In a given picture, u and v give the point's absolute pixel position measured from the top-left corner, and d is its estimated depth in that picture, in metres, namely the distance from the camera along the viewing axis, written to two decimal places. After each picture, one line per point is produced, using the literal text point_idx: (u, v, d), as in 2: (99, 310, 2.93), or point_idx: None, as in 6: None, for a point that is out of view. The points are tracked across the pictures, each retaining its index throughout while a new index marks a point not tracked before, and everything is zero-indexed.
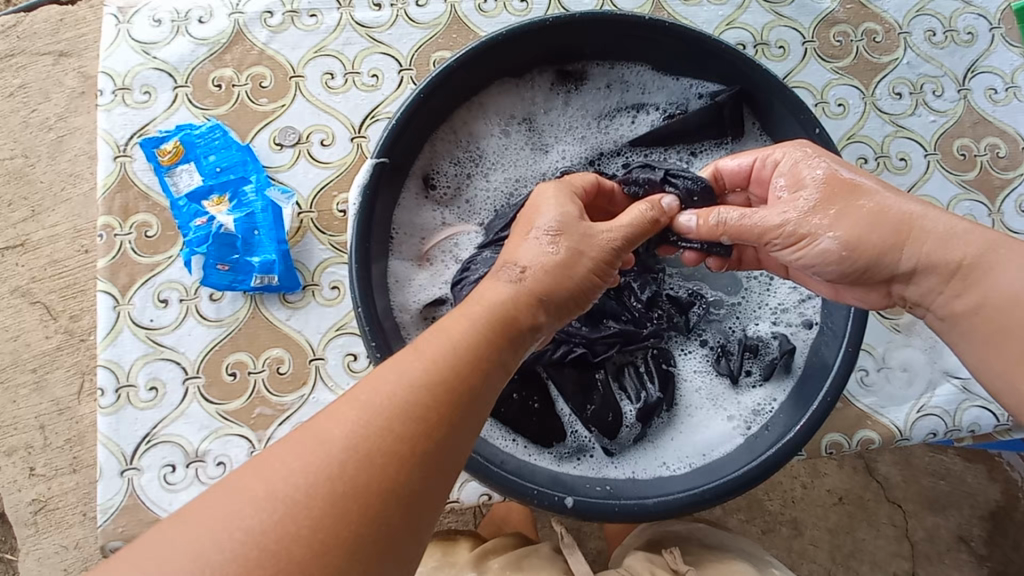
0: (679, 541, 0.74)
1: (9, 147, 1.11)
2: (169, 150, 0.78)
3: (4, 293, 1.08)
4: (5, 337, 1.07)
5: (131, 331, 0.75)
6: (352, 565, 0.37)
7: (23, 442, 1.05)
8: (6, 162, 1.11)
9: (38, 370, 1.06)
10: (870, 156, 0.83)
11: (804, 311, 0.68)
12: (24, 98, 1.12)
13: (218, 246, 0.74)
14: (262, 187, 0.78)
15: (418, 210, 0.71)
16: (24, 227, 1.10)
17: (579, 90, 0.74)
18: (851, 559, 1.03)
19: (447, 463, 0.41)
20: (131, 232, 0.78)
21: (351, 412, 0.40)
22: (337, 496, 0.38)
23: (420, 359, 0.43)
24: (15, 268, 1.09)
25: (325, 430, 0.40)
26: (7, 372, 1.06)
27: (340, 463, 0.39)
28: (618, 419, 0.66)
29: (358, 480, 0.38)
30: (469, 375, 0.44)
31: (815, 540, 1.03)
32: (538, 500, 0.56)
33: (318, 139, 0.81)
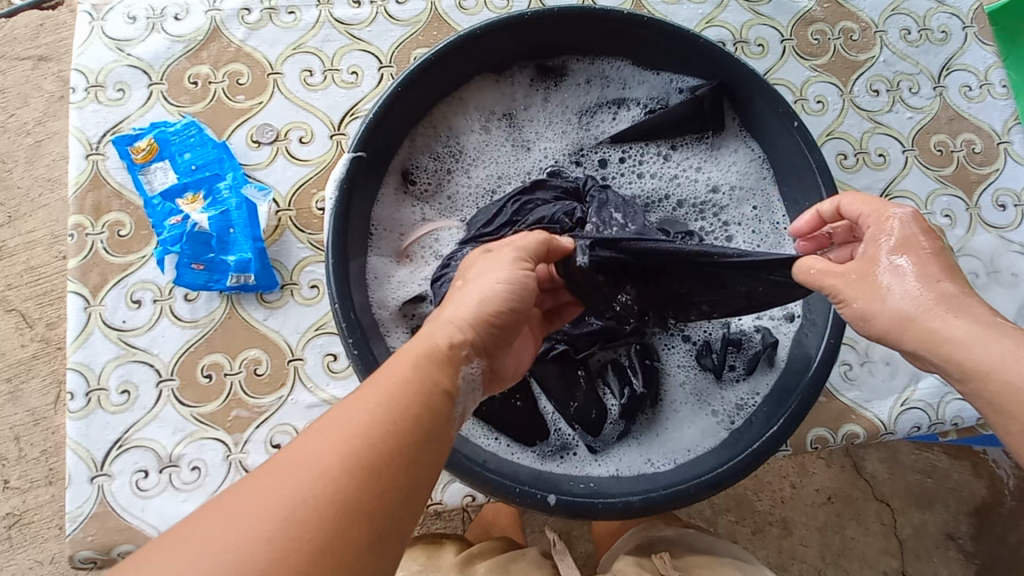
0: (667, 544, 0.73)
1: None
2: (143, 147, 0.77)
3: None
4: None
5: (102, 333, 0.73)
6: (347, 552, 0.35)
7: None
8: None
9: (13, 379, 1.03)
10: (849, 152, 0.84)
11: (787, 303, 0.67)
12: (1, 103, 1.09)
13: (192, 244, 0.73)
14: (238, 185, 0.77)
15: (398, 206, 0.70)
16: None
17: (559, 87, 0.74)
18: (841, 558, 1.03)
19: (419, 481, 0.40)
20: (103, 231, 0.76)
21: (319, 442, 0.38)
22: (301, 515, 0.35)
23: (406, 358, 0.44)
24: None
25: (296, 458, 0.38)
26: None
27: (320, 490, 0.36)
28: (601, 415, 0.65)
29: (322, 499, 0.36)
30: (420, 392, 0.43)
31: (805, 540, 1.03)
32: (521, 497, 0.55)
33: (297, 136, 0.80)
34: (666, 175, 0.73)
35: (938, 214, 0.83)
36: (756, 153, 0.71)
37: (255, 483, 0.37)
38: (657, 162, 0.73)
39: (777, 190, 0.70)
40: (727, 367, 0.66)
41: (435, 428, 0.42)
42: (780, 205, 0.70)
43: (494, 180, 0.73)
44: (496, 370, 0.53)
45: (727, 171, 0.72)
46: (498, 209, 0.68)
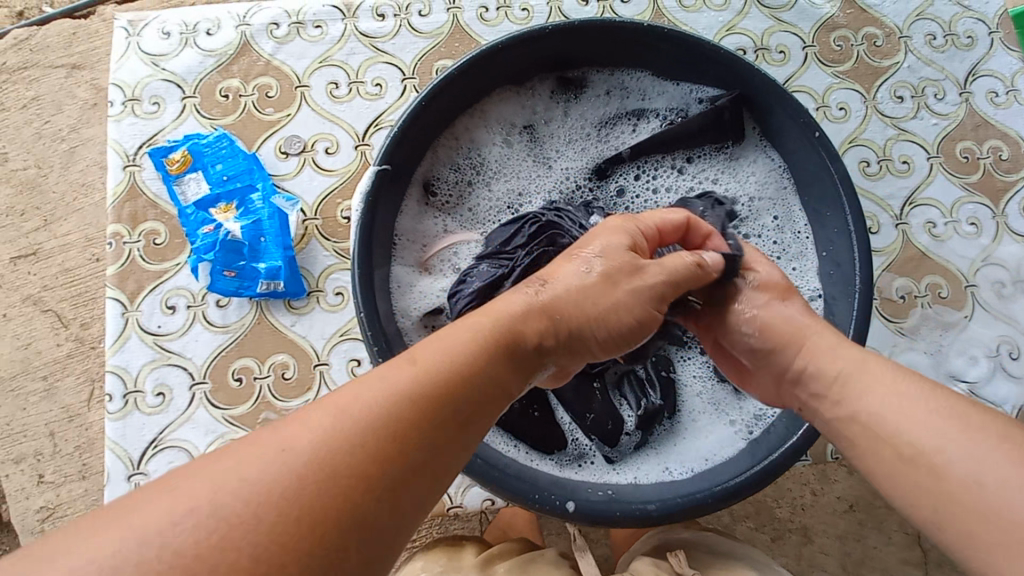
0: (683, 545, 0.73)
1: (23, 158, 1.13)
2: (177, 159, 0.80)
3: (16, 301, 1.10)
4: (17, 345, 1.09)
5: (139, 337, 0.76)
6: (345, 522, 0.33)
7: (33, 449, 1.06)
8: (19, 173, 1.13)
9: (49, 377, 1.08)
10: (872, 159, 0.83)
11: None
12: (37, 110, 1.14)
13: (225, 253, 0.76)
14: (268, 195, 0.79)
15: (420, 217, 0.72)
16: (36, 237, 1.12)
17: (579, 99, 0.75)
18: (862, 566, 1.02)
19: (437, 479, 0.37)
20: (140, 239, 0.79)
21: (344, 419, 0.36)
22: (314, 471, 0.34)
23: (466, 333, 0.43)
24: (27, 277, 1.11)
25: (333, 416, 0.36)
26: (18, 379, 1.08)
27: (337, 473, 0.34)
28: (617, 426, 0.66)
29: (341, 460, 0.34)
30: (467, 377, 0.41)
31: (824, 548, 1.02)
32: (539, 504, 0.56)
33: (323, 147, 0.82)
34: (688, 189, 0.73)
35: (964, 223, 0.82)
36: (775, 163, 0.71)
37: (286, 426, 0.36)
38: (673, 175, 0.74)
39: (797, 200, 0.70)
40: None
41: (469, 422, 0.40)
42: (801, 215, 0.70)
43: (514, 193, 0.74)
44: (564, 369, 0.50)
45: (746, 181, 0.73)
46: (516, 229, 0.68)
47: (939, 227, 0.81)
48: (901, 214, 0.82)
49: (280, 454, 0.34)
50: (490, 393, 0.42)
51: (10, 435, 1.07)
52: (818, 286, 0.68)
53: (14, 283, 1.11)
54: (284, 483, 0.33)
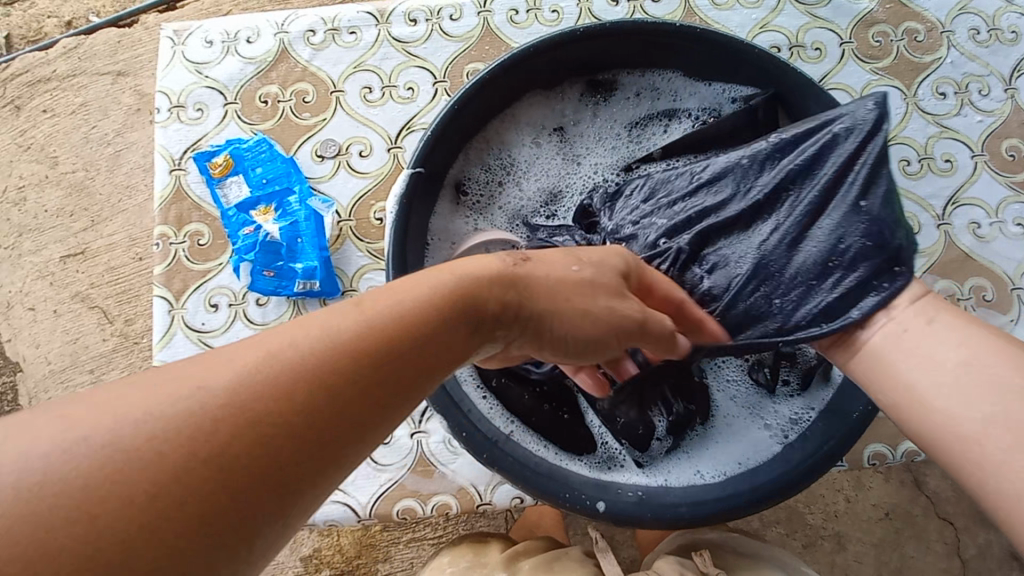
0: (707, 545, 0.72)
1: (72, 162, 1.19)
2: (220, 163, 0.83)
3: (67, 297, 1.17)
4: (67, 339, 1.15)
5: (183, 334, 0.80)
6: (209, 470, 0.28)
7: None
8: (70, 175, 1.19)
9: (96, 370, 1.13)
10: (913, 158, 0.81)
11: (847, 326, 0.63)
12: (85, 116, 1.20)
13: (264, 253, 0.79)
14: (305, 197, 0.82)
15: (452, 217, 0.73)
16: (84, 236, 1.17)
17: (609, 100, 0.75)
18: None
19: (331, 457, 0.31)
20: (185, 240, 0.83)
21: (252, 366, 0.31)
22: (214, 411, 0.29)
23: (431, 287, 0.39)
24: (76, 275, 1.17)
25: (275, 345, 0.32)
26: (68, 371, 1.14)
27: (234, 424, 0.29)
28: (648, 431, 0.65)
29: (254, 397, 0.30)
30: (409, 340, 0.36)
31: (859, 556, 1.00)
32: (570, 503, 0.57)
33: (356, 151, 0.84)
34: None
35: (1010, 223, 0.79)
36: None
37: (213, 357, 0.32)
38: None
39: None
40: (781, 376, 0.66)
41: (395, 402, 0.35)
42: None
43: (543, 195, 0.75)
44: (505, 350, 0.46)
45: None
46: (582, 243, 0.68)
47: (984, 227, 0.79)
48: (943, 215, 0.79)
49: (171, 398, 0.29)
50: (435, 352, 0.37)
51: None
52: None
53: (64, 280, 1.17)
54: (178, 434, 0.28)
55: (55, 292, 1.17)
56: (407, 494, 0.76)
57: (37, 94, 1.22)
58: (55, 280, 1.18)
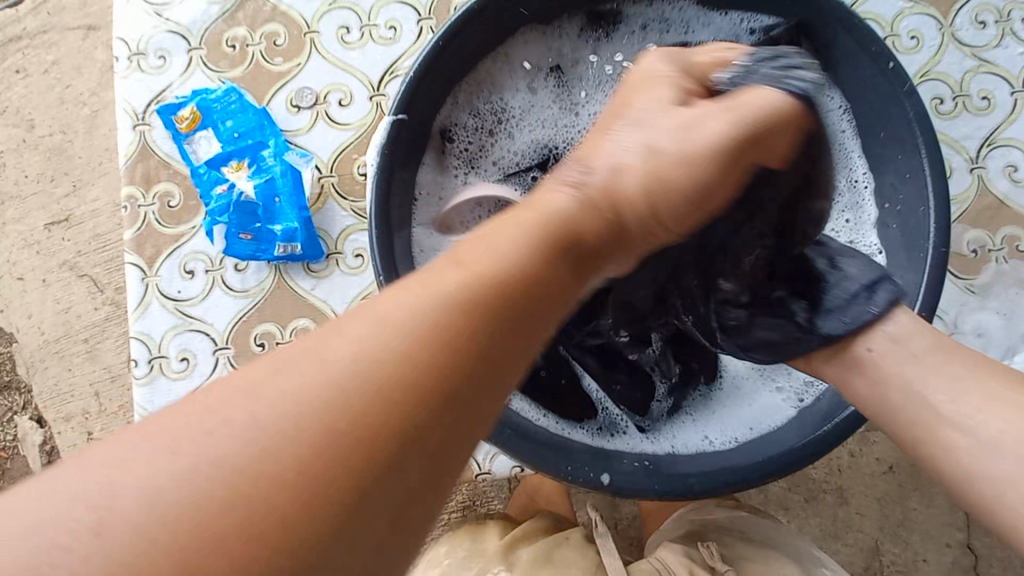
0: (717, 532, 0.67)
1: (49, 124, 1.11)
2: (186, 116, 0.76)
3: (55, 267, 1.11)
4: (59, 309, 1.10)
5: (159, 303, 0.75)
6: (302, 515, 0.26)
7: (81, 408, 1.09)
8: (46, 139, 1.12)
9: (90, 340, 1.08)
10: (947, 96, 0.73)
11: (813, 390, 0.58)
12: (58, 74, 1.11)
13: (240, 214, 0.72)
14: (280, 152, 0.75)
15: (439, 170, 0.66)
16: (67, 203, 1.11)
17: (612, 36, 0.68)
18: (901, 529, 0.96)
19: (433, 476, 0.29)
20: (154, 202, 0.76)
21: (322, 376, 0.28)
22: (290, 439, 0.27)
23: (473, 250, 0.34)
24: (61, 243, 1.11)
25: (355, 345, 0.29)
26: (62, 342, 1.10)
27: (308, 458, 0.27)
28: (647, 395, 0.61)
29: (343, 406, 0.28)
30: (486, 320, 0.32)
31: (861, 509, 0.96)
32: (571, 476, 0.53)
33: (336, 99, 0.77)
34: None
35: None
36: None
37: (286, 367, 0.29)
38: None
39: (859, 144, 0.62)
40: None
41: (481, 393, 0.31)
42: (861, 159, 0.62)
43: (534, 144, 0.68)
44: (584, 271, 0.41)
45: None
46: None
47: (1021, 170, 0.72)
48: (977, 157, 0.73)
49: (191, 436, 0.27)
50: (530, 326, 0.33)
51: (62, 395, 1.09)
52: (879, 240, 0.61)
53: (50, 249, 1.11)
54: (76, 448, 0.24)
55: (42, 261, 1.12)
56: None
57: (10, 53, 1.13)
58: (41, 248, 1.12)
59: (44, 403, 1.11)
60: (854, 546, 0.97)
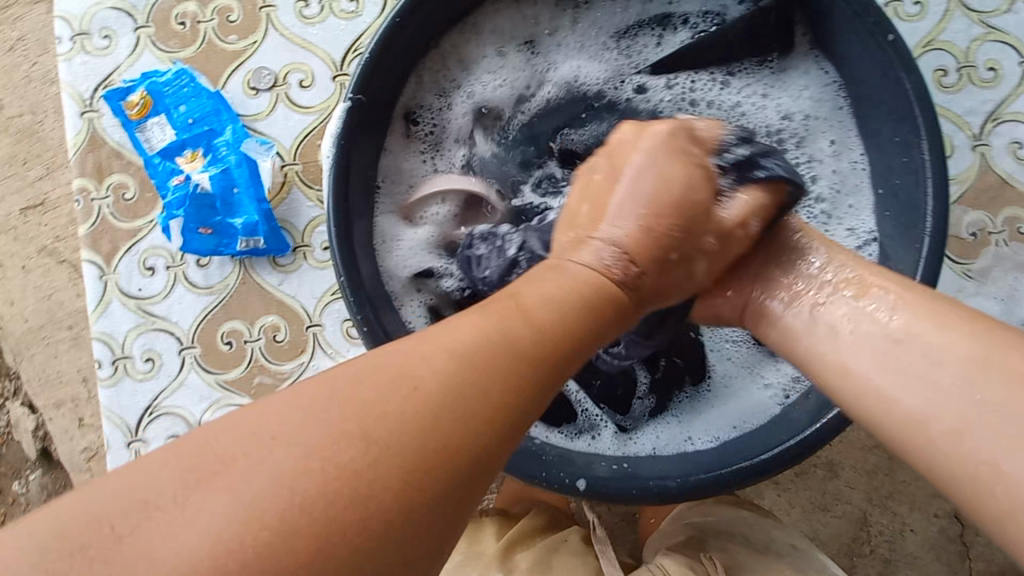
0: (717, 539, 0.65)
1: (16, 105, 1.05)
2: (136, 102, 0.71)
3: (33, 254, 1.05)
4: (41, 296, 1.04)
5: (120, 302, 0.71)
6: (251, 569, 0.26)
7: (70, 395, 1.02)
8: (15, 120, 1.05)
9: (74, 327, 1.02)
10: (951, 67, 0.68)
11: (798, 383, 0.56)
12: (23, 52, 1.05)
13: (196, 208, 0.69)
14: (237, 139, 0.70)
15: (404, 154, 0.61)
16: (41, 186, 1.05)
17: (590, 6, 0.62)
18: (889, 500, 0.89)
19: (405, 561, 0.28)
20: (108, 195, 0.72)
21: (432, 360, 0.30)
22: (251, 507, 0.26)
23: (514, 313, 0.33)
24: (39, 229, 1.06)
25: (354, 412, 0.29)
26: (47, 329, 1.03)
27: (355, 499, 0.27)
28: (628, 391, 0.59)
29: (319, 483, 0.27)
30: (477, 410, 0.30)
31: (851, 482, 0.89)
32: (547, 483, 0.50)
33: (296, 80, 0.72)
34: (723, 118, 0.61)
35: None
36: (831, 77, 0.59)
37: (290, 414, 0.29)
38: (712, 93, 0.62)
39: (855, 122, 0.58)
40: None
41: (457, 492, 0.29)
42: (859, 139, 0.58)
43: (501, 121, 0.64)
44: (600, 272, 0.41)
45: (799, 97, 0.61)
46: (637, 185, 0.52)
47: None
48: (981, 133, 0.68)
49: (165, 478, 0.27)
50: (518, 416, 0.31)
51: (49, 382, 1.03)
52: (875, 224, 0.57)
53: (25, 235, 1.06)
54: None
55: (20, 248, 1.06)
56: None
57: None
58: (17, 235, 1.06)
59: (33, 392, 1.05)
60: (842, 517, 0.90)
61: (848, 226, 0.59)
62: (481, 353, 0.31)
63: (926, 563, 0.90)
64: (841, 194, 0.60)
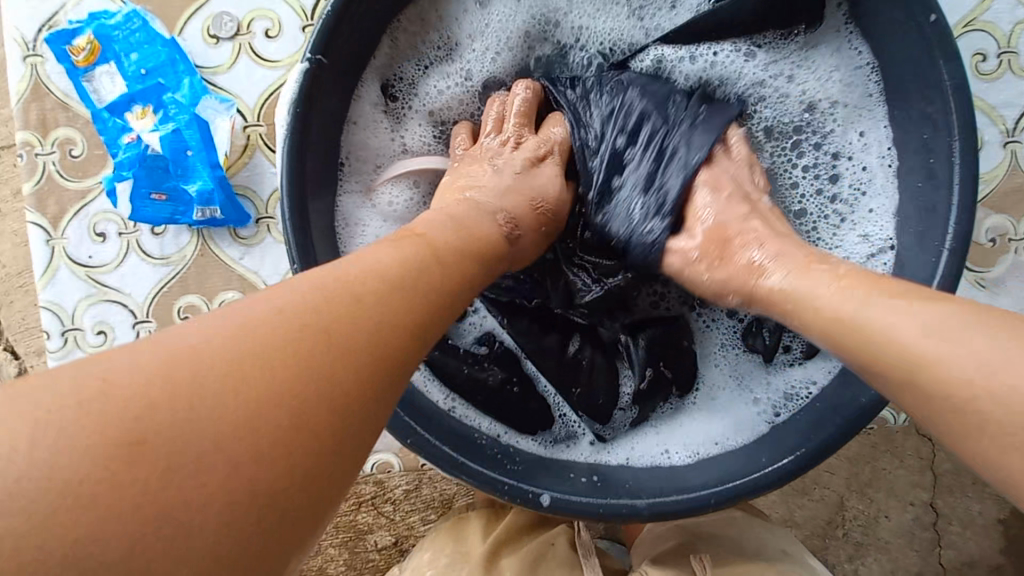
0: (707, 544, 0.60)
1: None
2: (82, 47, 0.63)
3: None
4: None
5: (69, 269, 0.66)
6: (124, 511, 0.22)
7: None
8: None
9: None
10: (991, 52, 0.61)
11: (793, 398, 0.51)
12: None
13: (148, 171, 0.63)
14: (194, 96, 0.64)
15: (374, 129, 0.55)
16: None
17: None
18: (868, 488, 0.84)
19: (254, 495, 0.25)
20: (54, 150, 0.66)
21: (368, 279, 0.30)
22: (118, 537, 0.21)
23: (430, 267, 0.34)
24: None
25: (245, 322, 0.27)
26: None
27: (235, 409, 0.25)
28: (609, 400, 0.54)
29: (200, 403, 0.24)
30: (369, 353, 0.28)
31: (832, 468, 0.84)
32: (510, 496, 0.46)
33: (262, 29, 0.64)
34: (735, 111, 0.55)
35: None
36: (863, 57, 0.51)
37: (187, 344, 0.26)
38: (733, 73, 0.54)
39: (884, 111, 0.51)
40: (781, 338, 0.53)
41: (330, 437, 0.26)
42: (884, 130, 0.51)
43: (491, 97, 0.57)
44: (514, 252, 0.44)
45: (823, 83, 0.53)
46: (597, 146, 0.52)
47: None
48: (1014, 129, 0.62)
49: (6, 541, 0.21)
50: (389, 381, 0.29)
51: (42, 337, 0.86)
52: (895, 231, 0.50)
53: None
54: None
55: None
56: None
57: None
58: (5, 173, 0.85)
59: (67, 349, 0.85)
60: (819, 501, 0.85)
61: (862, 232, 0.52)
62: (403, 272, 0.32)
63: (896, 549, 0.85)
64: (863, 196, 0.52)
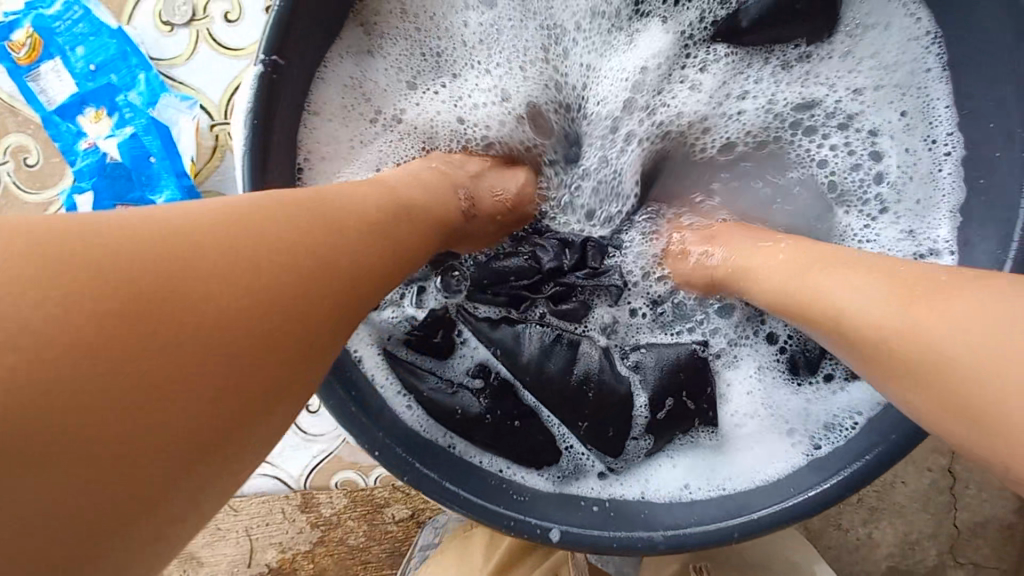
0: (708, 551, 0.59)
1: None
2: (22, 42, 0.57)
3: None
4: None
5: None
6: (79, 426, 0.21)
7: None
8: None
9: None
10: None
11: (838, 425, 0.46)
12: None
13: (112, 181, 0.57)
14: (153, 93, 0.57)
15: (343, 130, 0.49)
16: None
17: None
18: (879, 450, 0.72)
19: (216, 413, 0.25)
20: (6, 161, 0.59)
21: (347, 218, 0.32)
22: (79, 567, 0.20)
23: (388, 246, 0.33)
24: None
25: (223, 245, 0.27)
26: None
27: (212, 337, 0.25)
28: (620, 430, 0.49)
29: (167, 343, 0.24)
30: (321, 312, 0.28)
31: None
32: (517, 532, 0.43)
33: (220, 13, 0.58)
34: (763, 102, 0.52)
35: None
36: (916, 28, 0.46)
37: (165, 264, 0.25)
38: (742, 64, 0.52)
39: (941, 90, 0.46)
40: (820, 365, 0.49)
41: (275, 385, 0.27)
42: (943, 114, 0.46)
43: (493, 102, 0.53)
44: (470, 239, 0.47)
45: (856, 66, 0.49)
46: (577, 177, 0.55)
47: None
48: None
49: None
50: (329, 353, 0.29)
51: None
52: (951, 233, 0.45)
53: None
54: None
55: None
56: (346, 465, 0.65)
57: None
58: None
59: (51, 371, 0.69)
60: None
61: (905, 227, 0.47)
62: (380, 229, 0.33)
63: (909, 513, 0.74)
64: (909, 182, 0.48)
